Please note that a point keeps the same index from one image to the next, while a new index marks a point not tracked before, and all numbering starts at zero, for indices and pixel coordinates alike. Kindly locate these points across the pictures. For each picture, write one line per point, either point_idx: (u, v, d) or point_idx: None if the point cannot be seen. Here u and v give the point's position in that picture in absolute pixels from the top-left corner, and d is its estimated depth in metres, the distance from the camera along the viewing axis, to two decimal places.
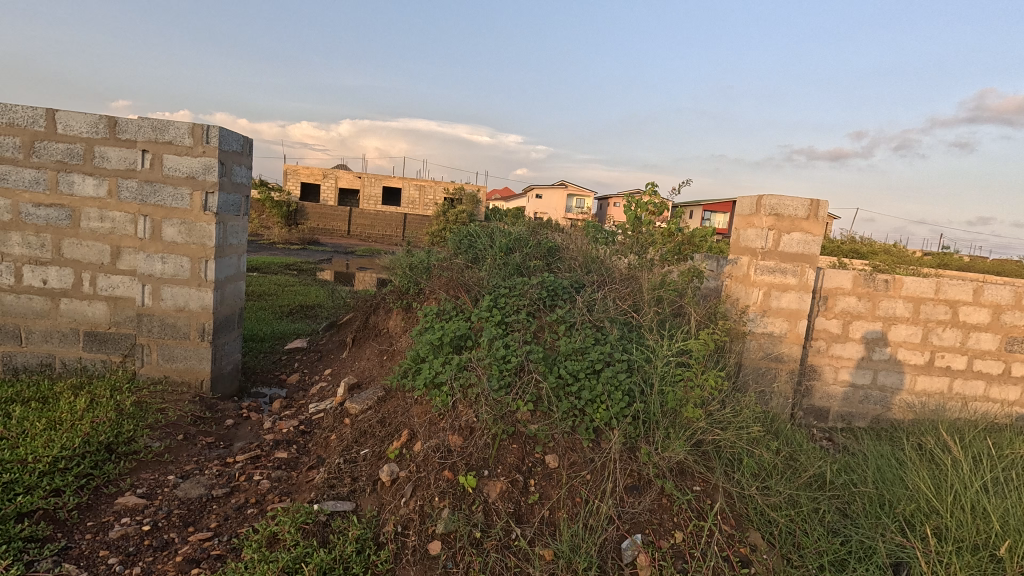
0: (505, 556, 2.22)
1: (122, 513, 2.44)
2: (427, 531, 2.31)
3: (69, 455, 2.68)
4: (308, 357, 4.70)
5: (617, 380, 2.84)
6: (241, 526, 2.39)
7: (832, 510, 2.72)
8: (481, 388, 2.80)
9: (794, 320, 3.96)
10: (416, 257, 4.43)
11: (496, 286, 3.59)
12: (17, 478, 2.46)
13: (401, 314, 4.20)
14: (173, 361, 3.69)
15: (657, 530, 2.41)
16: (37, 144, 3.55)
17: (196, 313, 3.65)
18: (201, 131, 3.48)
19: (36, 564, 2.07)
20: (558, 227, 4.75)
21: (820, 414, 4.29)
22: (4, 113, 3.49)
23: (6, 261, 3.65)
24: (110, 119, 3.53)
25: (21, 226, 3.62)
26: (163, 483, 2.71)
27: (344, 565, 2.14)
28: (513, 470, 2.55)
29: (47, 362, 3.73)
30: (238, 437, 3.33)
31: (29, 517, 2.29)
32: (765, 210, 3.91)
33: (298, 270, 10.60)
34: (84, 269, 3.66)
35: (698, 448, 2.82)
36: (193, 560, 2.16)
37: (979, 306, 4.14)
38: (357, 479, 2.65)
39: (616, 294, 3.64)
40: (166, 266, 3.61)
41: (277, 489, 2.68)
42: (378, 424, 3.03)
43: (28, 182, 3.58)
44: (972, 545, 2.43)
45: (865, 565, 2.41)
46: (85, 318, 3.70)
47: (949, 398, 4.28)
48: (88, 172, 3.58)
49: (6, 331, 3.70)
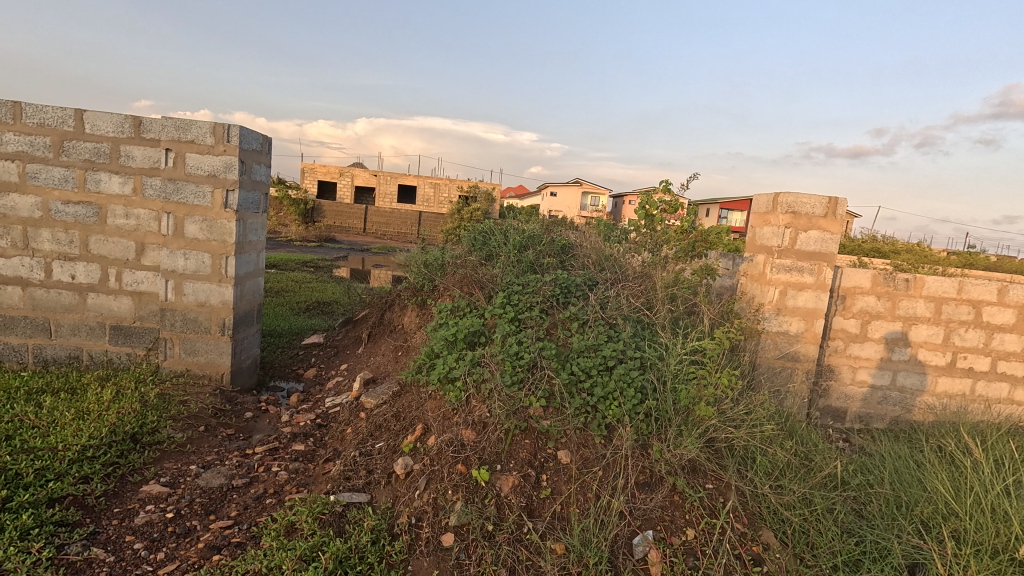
0: (517, 549, 2.25)
1: (147, 500, 2.52)
2: (440, 524, 2.35)
3: (96, 444, 2.77)
4: (324, 353, 4.78)
5: (630, 378, 2.84)
6: (260, 516, 2.45)
7: (847, 511, 2.69)
8: (494, 383, 2.83)
9: (811, 319, 3.92)
10: (431, 254, 4.46)
11: (509, 283, 3.61)
12: (48, 465, 2.56)
13: (416, 310, 4.26)
14: (194, 354, 3.79)
15: (668, 527, 2.42)
16: (66, 143, 3.66)
17: (216, 308, 3.74)
18: (222, 130, 3.57)
19: (66, 548, 2.16)
20: (572, 226, 4.75)
21: (838, 414, 4.23)
22: (35, 114, 3.61)
23: (37, 256, 3.78)
24: (135, 118, 3.63)
25: (50, 223, 3.74)
26: (185, 473, 2.79)
27: (359, 555, 2.18)
28: (525, 465, 2.59)
29: (75, 355, 3.85)
30: (257, 430, 3.42)
31: (60, 503, 2.39)
32: (782, 207, 3.87)
33: (315, 267, 10.75)
34: (110, 265, 3.77)
35: (710, 446, 2.82)
36: (214, 547, 2.23)
37: (1004, 306, 4.05)
38: (372, 472, 2.70)
39: (630, 291, 3.63)
40: (189, 262, 3.71)
41: (295, 480, 2.74)
42: (393, 418, 3.08)
43: (57, 180, 3.70)
44: (992, 549, 2.38)
45: (879, 565, 2.39)
46: (111, 312, 3.81)
47: (971, 400, 4.20)
48: (114, 170, 3.68)
49: (36, 324, 3.83)
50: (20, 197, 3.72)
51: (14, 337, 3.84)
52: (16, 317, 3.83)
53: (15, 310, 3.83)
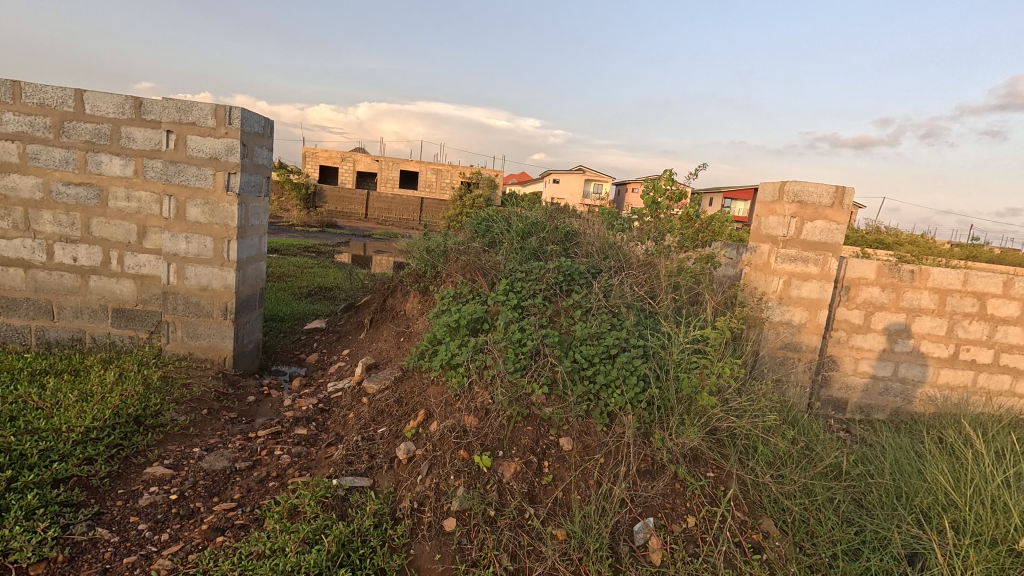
0: (519, 534, 2.26)
1: (151, 482, 2.54)
2: (442, 508, 2.36)
3: (100, 425, 2.78)
4: (326, 338, 4.78)
5: (633, 366, 2.85)
6: (264, 498, 2.46)
7: (847, 500, 2.70)
8: (497, 370, 2.84)
9: (815, 310, 3.90)
10: (434, 240, 4.43)
11: (512, 270, 3.59)
12: (53, 446, 2.57)
13: (418, 296, 4.25)
14: (197, 338, 3.79)
15: (669, 514, 2.44)
16: (66, 124, 3.62)
17: (219, 292, 3.74)
18: (224, 112, 3.54)
19: (71, 528, 2.17)
20: (575, 213, 4.69)
21: (839, 405, 4.23)
22: (35, 94, 3.57)
23: (38, 238, 3.76)
24: (135, 99, 3.58)
25: (52, 205, 3.72)
26: (189, 455, 2.80)
27: (361, 538, 2.19)
28: (527, 452, 2.60)
29: (77, 337, 3.85)
30: (260, 414, 3.43)
31: (65, 483, 2.40)
32: (788, 196, 3.83)
33: (317, 252, 10.73)
34: (112, 248, 3.76)
35: (713, 435, 2.82)
36: (218, 529, 2.25)
37: (1009, 299, 4.03)
38: (374, 456, 2.71)
39: (634, 280, 3.61)
40: (190, 246, 3.69)
41: (297, 464, 2.76)
42: (395, 403, 3.08)
43: (58, 161, 3.67)
44: (990, 539, 2.39)
45: (878, 555, 2.39)
46: (113, 295, 3.81)
47: (972, 392, 4.20)
48: (115, 152, 3.65)
49: (38, 306, 3.83)
50: (21, 178, 3.69)
51: (17, 319, 3.84)
52: (19, 299, 3.82)
53: (18, 292, 3.82)
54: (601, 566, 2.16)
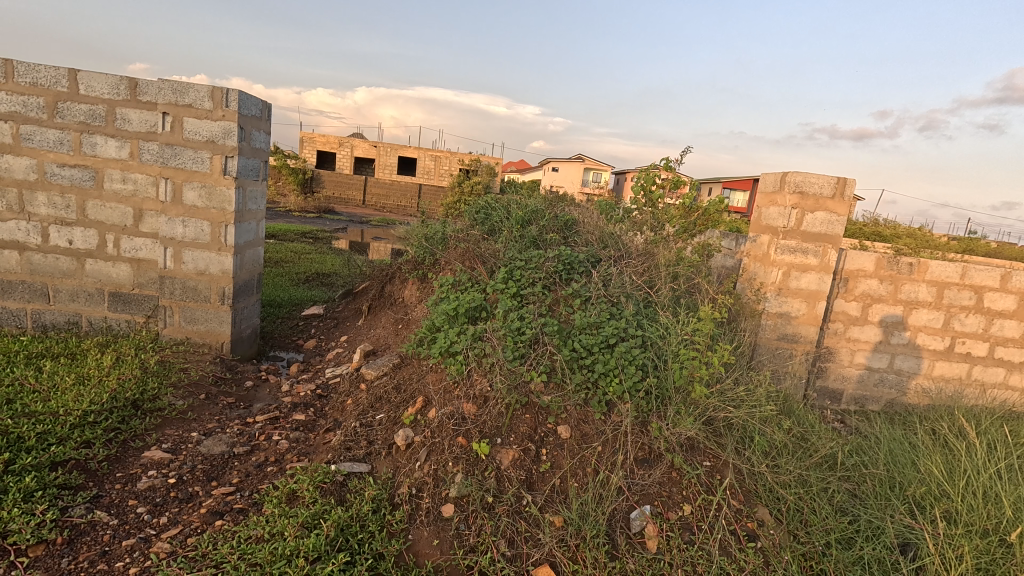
0: (516, 521, 2.28)
1: (149, 466, 2.54)
2: (440, 495, 2.37)
3: (97, 409, 2.78)
4: (324, 324, 4.78)
5: (631, 355, 2.85)
6: (262, 483, 2.47)
7: (841, 491, 2.72)
8: (496, 358, 2.83)
9: (813, 301, 3.90)
10: (433, 227, 4.39)
11: (511, 259, 3.56)
12: (51, 429, 2.56)
13: (417, 284, 4.23)
14: (194, 322, 3.78)
15: (666, 502, 2.46)
16: (60, 105, 3.57)
17: (216, 277, 3.71)
18: (221, 95, 3.48)
19: (70, 510, 2.18)
20: (575, 202, 4.66)
21: (835, 395, 4.25)
22: (28, 73, 3.51)
23: (33, 220, 3.72)
24: (131, 80, 3.53)
25: (46, 186, 3.67)
26: (187, 440, 2.80)
27: (359, 523, 2.20)
28: (525, 439, 2.61)
29: (74, 321, 3.84)
30: (258, 399, 3.44)
31: (63, 466, 2.40)
32: (790, 187, 3.80)
33: (314, 238, 10.68)
34: (108, 231, 3.73)
35: (709, 425, 2.84)
36: (216, 513, 2.25)
37: (1006, 293, 4.05)
38: (372, 442, 2.72)
39: (633, 269, 3.61)
40: (188, 230, 3.66)
41: (295, 449, 2.76)
42: (394, 390, 3.08)
43: (52, 142, 3.61)
44: (982, 530, 2.41)
45: (872, 544, 2.42)
46: (109, 278, 3.78)
47: (967, 384, 4.23)
48: (110, 134, 3.60)
49: (34, 289, 3.80)
50: (15, 159, 3.64)
51: (13, 301, 3.82)
52: (14, 282, 3.79)
53: (13, 274, 3.79)
54: (599, 552, 2.18)
